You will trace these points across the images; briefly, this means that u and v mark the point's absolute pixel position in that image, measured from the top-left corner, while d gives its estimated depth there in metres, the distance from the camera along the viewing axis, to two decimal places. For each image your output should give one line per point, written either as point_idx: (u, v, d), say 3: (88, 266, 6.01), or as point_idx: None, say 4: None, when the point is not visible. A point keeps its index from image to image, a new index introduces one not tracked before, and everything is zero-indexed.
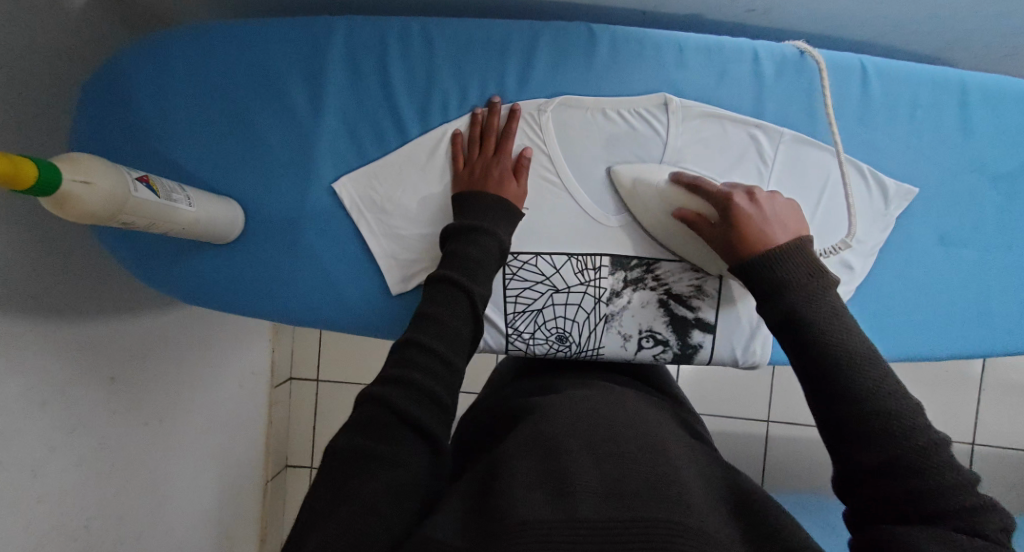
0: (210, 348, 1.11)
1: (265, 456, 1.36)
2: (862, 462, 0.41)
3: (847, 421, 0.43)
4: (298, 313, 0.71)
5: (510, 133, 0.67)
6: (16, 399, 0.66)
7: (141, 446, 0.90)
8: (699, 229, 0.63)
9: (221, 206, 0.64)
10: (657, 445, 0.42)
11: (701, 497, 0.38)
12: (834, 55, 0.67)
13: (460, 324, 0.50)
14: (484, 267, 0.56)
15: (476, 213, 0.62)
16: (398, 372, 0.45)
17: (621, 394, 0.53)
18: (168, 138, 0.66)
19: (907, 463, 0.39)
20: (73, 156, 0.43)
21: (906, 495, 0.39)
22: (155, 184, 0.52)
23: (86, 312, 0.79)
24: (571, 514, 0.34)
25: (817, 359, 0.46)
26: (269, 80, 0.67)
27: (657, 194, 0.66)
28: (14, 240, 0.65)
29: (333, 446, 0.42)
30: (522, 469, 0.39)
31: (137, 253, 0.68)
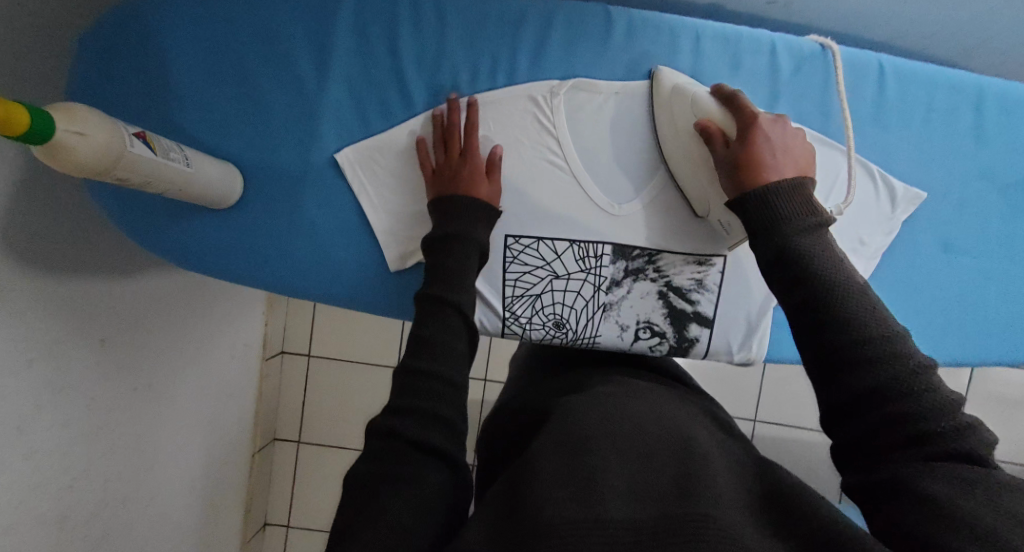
0: (203, 316, 1.10)
1: (254, 427, 1.36)
2: (850, 394, 0.41)
3: (836, 355, 0.43)
4: (295, 285, 0.70)
5: (473, 129, 0.66)
6: (6, 354, 0.66)
7: (128, 410, 0.90)
8: (711, 142, 0.58)
9: (218, 166, 0.62)
10: (684, 444, 0.43)
11: (730, 492, 0.39)
12: (853, 52, 0.65)
13: (455, 339, 0.50)
14: (465, 274, 0.56)
15: (451, 217, 0.61)
16: (402, 401, 0.46)
17: (647, 392, 0.54)
18: (168, 96, 0.65)
19: (895, 390, 0.40)
20: (67, 106, 0.42)
21: (895, 421, 0.39)
22: (152, 141, 0.50)
23: (77, 272, 0.77)
24: (598, 513, 0.35)
25: (804, 293, 0.46)
26: (275, 43, 0.66)
27: (691, 99, 0.61)
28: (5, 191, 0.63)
29: (353, 474, 0.44)
30: (549, 469, 0.40)
31: (131, 214, 0.67)
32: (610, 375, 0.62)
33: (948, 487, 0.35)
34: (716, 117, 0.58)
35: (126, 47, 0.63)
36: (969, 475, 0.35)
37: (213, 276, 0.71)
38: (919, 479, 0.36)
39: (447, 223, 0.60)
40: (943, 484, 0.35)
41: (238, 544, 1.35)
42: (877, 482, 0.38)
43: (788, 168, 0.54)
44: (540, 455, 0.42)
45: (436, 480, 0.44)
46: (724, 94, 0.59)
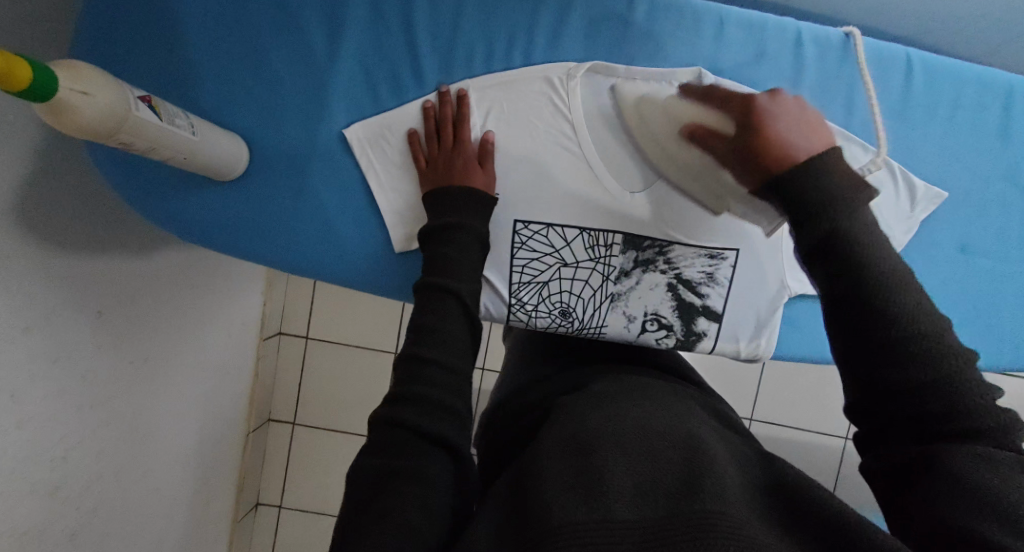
0: (202, 292, 1.09)
1: (249, 406, 1.35)
2: (887, 383, 0.38)
3: (872, 343, 0.39)
4: (298, 262, 0.69)
5: (465, 119, 0.65)
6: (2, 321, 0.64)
7: (124, 384, 0.89)
8: (715, 140, 0.58)
9: (226, 137, 0.61)
10: (691, 440, 0.41)
11: (740, 489, 0.38)
12: (879, 45, 0.64)
13: (454, 326, 0.50)
14: (463, 264, 0.55)
15: (449, 207, 0.60)
16: (404, 389, 0.46)
17: (652, 389, 0.53)
18: (173, 61, 0.63)
19: (938, 382, 0.37)
20: (71, 63, 0.40)
21: (930, 401, 0.37)
22: (158, 107, 0.49)
23: (74, 242, 0.76)
24: (604, 514, 0.34)
25: (847, 283, 0.41)
26: (286, 11, 0.64)
27: (669, 107, 0.63)
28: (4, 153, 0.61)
29: (356, 472, 0.43)
30: (554, 470, 0.39)
31: (134, 183, 0.65)
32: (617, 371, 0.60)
33: (987, 475, 0.34)
34: (704, 119, 0.59)
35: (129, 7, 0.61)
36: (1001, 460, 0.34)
37: (216, 250, 0.69)
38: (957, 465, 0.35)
39: (444, 213, 0.60)
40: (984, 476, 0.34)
41: (230, 522, 1.35)
42: (910, 470, 0.37)
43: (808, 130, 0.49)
44: (545, 457, 0.41)
45: (442, 471, 0.43)
46: (697, 95, 0.61)
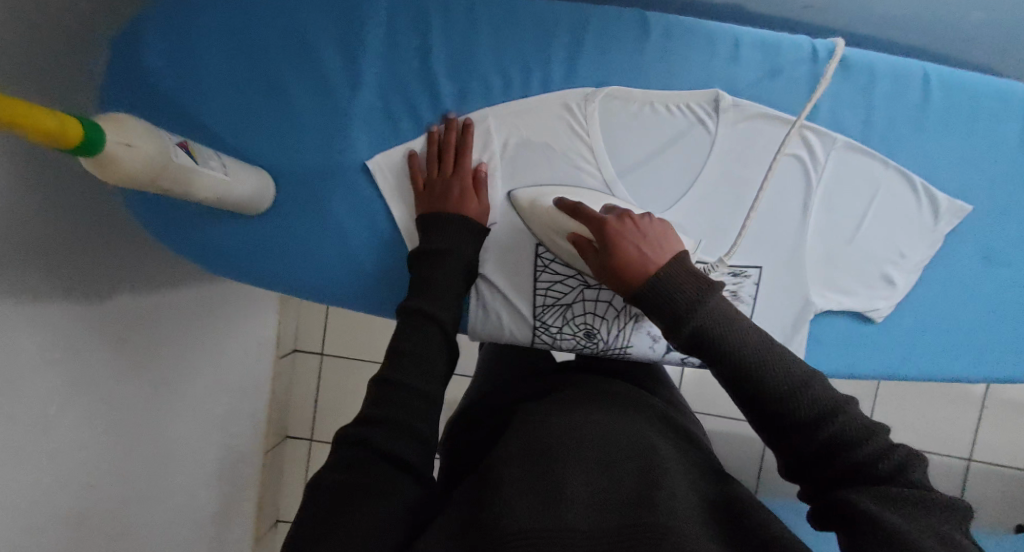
0: (217, 316, 1.11)
1: (267, 426, 1.36)
2: (803, 447, 0.42)
3: (783, 417, 0.43)
4: (320, 290, 0.70)
5: (465, 148, 0.66)
6: (30, 352, 0.66)
7: (146, 410, 0.90)
8: (585, 253, 0.60)
9: (254, 176, 0.63)
10: (648, 452, 0.44)
11: (689, 500, 0.41)
12: (896, 61, 0.64)
13: (433, 353, 0.52)
14: (449, 291, 0.58)
15: (437, 233, 0.63)
16: (376, 411, 0.47)
17: (616, 398, 0.55)
18: (201, 101, 0.64)
19: (842, 440, 0.41)
20: (116, 116, 0.41)
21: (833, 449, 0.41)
22: (194, 151, 0.50)
23: (99, 273, 0.77)
24: (553, 524, 0.38)
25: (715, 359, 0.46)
26: (306, 47, 0.65)
27: (549, 216, 0.64)
28: (28, 192, 0.63)
29: (318, 483, 0.43)
30: (513, 477, 0.42)
31: (163, 219, 0.66)
32: (581, 378, 0.63)
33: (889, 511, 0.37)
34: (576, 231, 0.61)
35: (151, 53, 0.63)
36: (900, 497, 0.38)
37: (243, 280, 0.71)
38: (872, 513, 0.37)
39: (433, 238, 0.62)
40: (896, 522, 0.36)
41: (252, 544, 1.35)
42: (840, 523, 0.39)
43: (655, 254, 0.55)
44: (508, 462, 0.44)
45: (401, 497, 0.44)
46: (567, 206, 0.62)
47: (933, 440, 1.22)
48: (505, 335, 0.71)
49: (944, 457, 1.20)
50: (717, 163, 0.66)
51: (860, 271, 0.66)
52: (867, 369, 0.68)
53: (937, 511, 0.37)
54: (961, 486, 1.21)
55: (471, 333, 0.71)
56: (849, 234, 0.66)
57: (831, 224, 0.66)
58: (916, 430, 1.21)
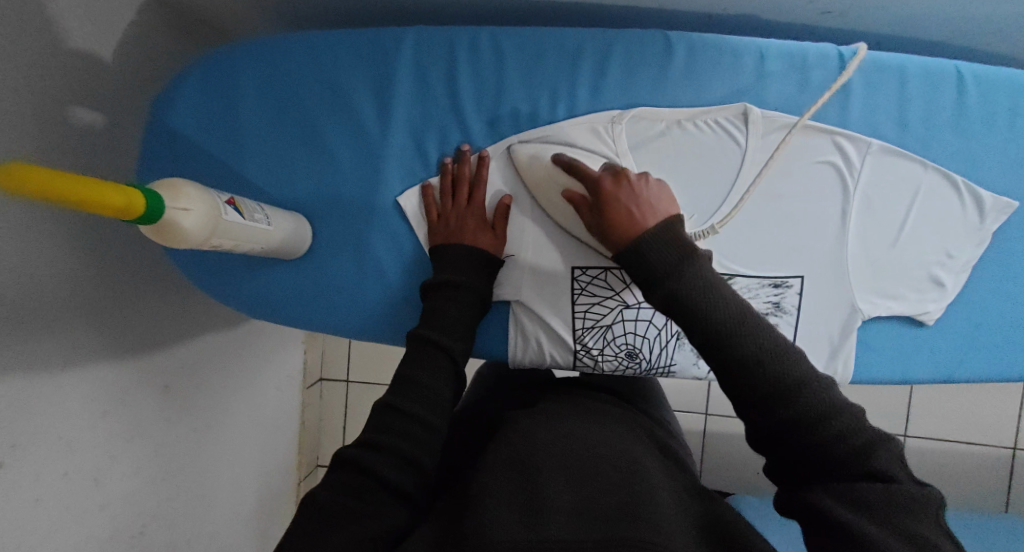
0: (251, 354, 1.13)
1: (299, 456, 1.36)
2: (769, 425, 0.43)
3: (752, 392, 0.44)
4: (356, 326, 0.71)
5: (482, 181, 0.67)
6: (79, 406, 0.72)
7: (189, 452, 0.93)
8: (580, 210, 0.61)
9: (292, 222, 0.64)
10: (635, 467, 0.48)
11: (674, 515, 0.45)
12: (928, 62, 0.63)
13: (440, 386, 0.55)
14: (460, 321, 0.60)
15: (449, 265, 0.63)
16: (378, 437, 0.50)
17: (599, 414, 0.58)
18: (235, 149, 0.67)
19: (810, 421, 0.42)
20: (173, 182, 0.43)
21: (814, 447, 0.42)
22: (241, 206, 0.52)
23: (136, 325, 0.81)
24: (542, 536, 0.41)
25: (702, 332, 0.46)
26: (339, 92, 0.67)
27: (547, 172, 0.64)
28: (60, 257, 0.67)
29: (314, 503, 0.47)
30: (499, 487, 0.46)
31: (205, 270, 0.69)
32: (569, 395, 0.65)
33: (857, 517, 0.39)
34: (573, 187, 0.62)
35: (189, 115, 0.67)
36: (872, 502, 0.39)
37: (280, 323, 0.72)
38: (841, 514, 0.39)
39: (446, 268, 0.63)
40: (865, 524, 0.39)
41: None
42: (811, 520, 0.41)
43: (646, 216, 0.55)
44: (493, 476, 0.47)
45: (392, 518, 0.48)
46: (564, 164, 0.62)
47: (986, 434, 1.17)
48: (545, 360, 0.71)
49: (995, 450, 1.17)
50: (750, 173, 0.65)
51: (906, 274, 0.65)
52: (924, 374, 0.67)
53: (904, 507, 0.39)
54: (1015, 481, 1.18)
55: (513, 363, 0.71)
56: (891, 238, 0.65)
57: (870, 229, 0.65)
58: (964, 423, 1.17)
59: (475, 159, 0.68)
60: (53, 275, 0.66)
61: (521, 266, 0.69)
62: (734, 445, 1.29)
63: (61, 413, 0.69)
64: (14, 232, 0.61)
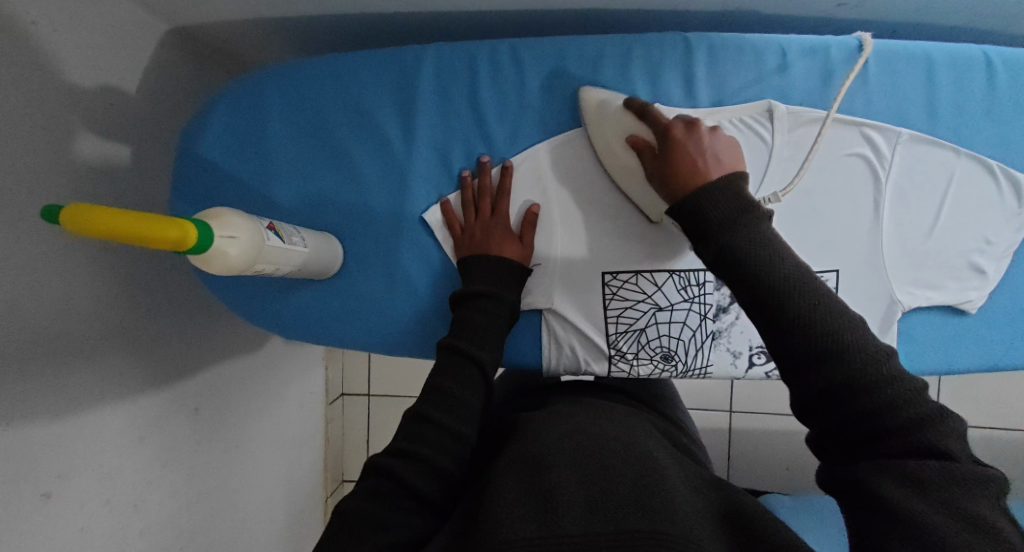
0: (274, 373, 1.14)
1: (325, 472, 1.37)
2: (810, 390, 0.42)
3: (795, 352, 0.43)
4: (385, 340, 0.71)
5: (505, 192, 0.67)
6: (118, 433, 0.73)
7: (220, 474, 0.94)
8: (643, 157, 0.60)
9: (322, 242, 0.64)
10: (647, 460, 0.47)
11: (685, 502, 0.45)
12: (954, 48, 0.63)
13: (468, 395, 0.55)
14: (491, 331, 0.60)
15: (477, 276, 0.64)
16: (408, 445, 0.52)
17: (615, 412, 0.58)
18: (264, 174, 0.69)
19: (856, 386, 0.40)
20: (218, 212, 0.44)
21: (864, 415, 0.39)
22: (280, 230, 0.53)
23: (167, 350, 0.82)
24: (555, 531, 0.41)
25: (754, 286, 0.45)
26: (364, 113, 0.68)
27: (615, 117, 0.63)
28: (94, 284, 0.68)
29: (344, 511, 0.47)
30: (509, 487, 0.45)
31: (235, 292, 0.70)
32: (582, 398, 0.65)
33: (907, 495, 0.37)
34: (640, 133, 0.61)
35: (219, 146, 0.68)
36: (926, 479, 0.37)
37: (314, 342, 0.73)
38: (887, 491, 0.37)
39: (472, 279, 0.63)
40: (914, 502, 0.36)
41: None
42: (856, 499, 0.39)
43: (710, 168, 0.53)
44: (501, 475, 0.47)
45: (417, 526, 0.48)
46: (636, 109, 0.61)
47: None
48: (581, 367, 0.71)
49: None
50: (778, 168, 0.64)
51: (946, 263, 0.64)
52: (969, 363, 0.66)
53: (962, 486, 0.36)
54: None
55: (548, 372, 0.71)
56: (927, 226, 0.64)
57: (904, 219, 0.64)
58: (1001, 411, 1.15)
59: (498, 170, 0.68)
60: (87, 304, 0.67)
61: (550, 274, 0.69)
62: (761, 442, 1.27)
63: (101, 440, 0.70)
64: (51, 270, 0.62)
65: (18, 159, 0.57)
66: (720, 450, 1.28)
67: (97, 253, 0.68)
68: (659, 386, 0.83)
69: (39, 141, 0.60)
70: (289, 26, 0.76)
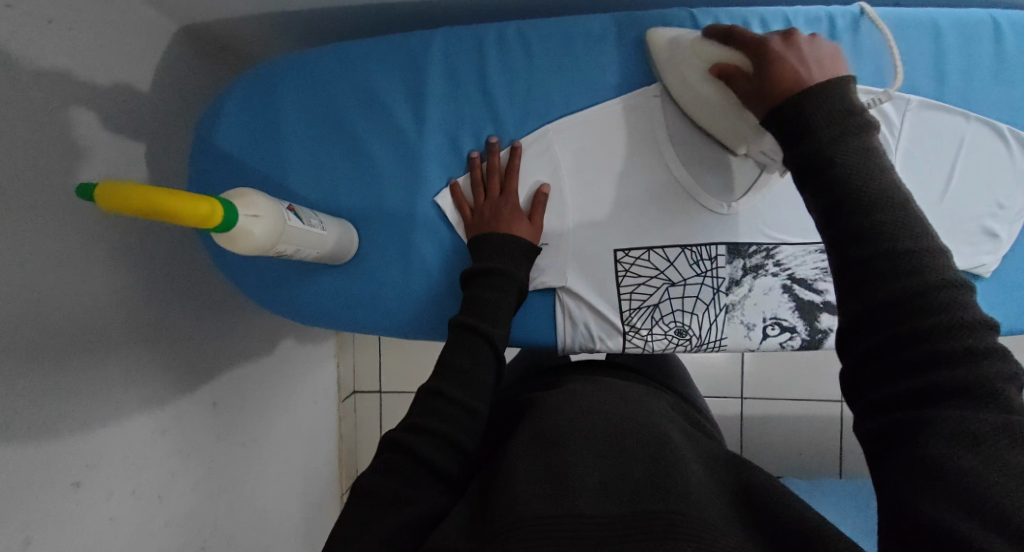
0: (289, 367, 1.15)
1: (339, 467, 1.38)
2: (867, 303, 0.38)
3: (858, 263, 0.40)
4: (400, 323, 0.72)
5: (513, 171, 0.67)
6: (142, 424, 0.74)
7: (240, 467, 0.95)
8: (733, 82, 0.54)
9: (338, 227, 0.65)
10: (660, 441, 0.48)
11: (701, 486, 0.45)
12: (960, 13, 0.63)
13: (480, 370, 0.56)
14: (500, 308, 0.61)
15: (489, 254, 0.64)
16: (422, 421, 0.52)
17: (629, 391, 0.59)
18: (278, 162, 0.70)
19: (921, 305, 0.37)
20: (240, 193, 0.47)
21: (920, 338, 0.36)
22: (300, 212, 0.55)
23: (187, 342, 0.83)
24: (572, 510, 0.41)
25: (839, 199, 0.41)
26: (376, 98, 0.69)
27: (687, 48, 0.60)
28: (115, 276, 0.69)
29: (365, 484, 0.48)
30: (524, 466, 0.46)
31: (251, 281, 0.71)
32: (592, 376, 0.66)
33: (956, 441, 0.33)
34: (728, 59, 0.56)
35: (233, 136, 0.70)
36: (979, 426, 0.33)
37: (329, 328, 0.74)
38: (926, 435, 0.34)
39: (483, 258, 0.64)
40: (955, 448, 0.33)
41: None
42: (894, 436, 0.36)
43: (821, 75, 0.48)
44: (518, 455, 0.48)
45: (433, 499, 0.48)
46: (720, 33, 0.56)
47: None
48: (596, 344, 0.71)
49: None
50: None
51: (958, 228, 0.65)
52: None
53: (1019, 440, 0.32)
54: None
55: (563, 350, 0.72)
56: (939, 194, 0.65)
57: (915, 187, 0.65)
58: None
59: (506, 151, 0.69)
60: (108, 295, 0.68)
61: (562, 252, 0.69)
62: (773, 428, 1.27)
63: (127, 431, 0.71)
64: (73, 263, 0.63)
65: (38, 154, 0.58)
66: (732, 437, 1.29)
67: (115, 245, 0.69)
68: (671, 365, 0.84)
69: (59, 133, 0.61)
70: (298, 19, 0.77)
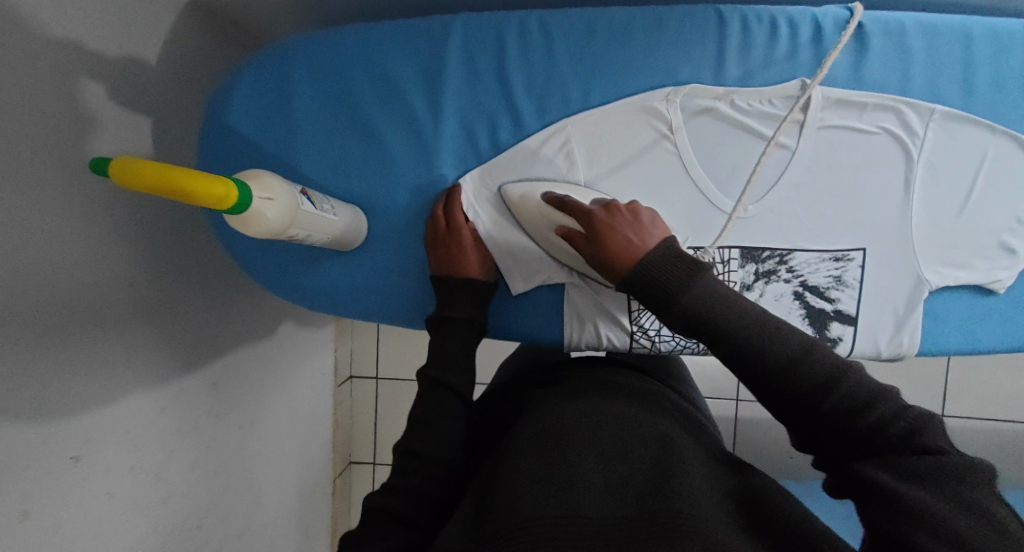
0: (287, 350, 1.14)
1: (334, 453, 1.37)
2: (791, 407, 0.45)
3: (763, 380, 0.46)
4: (407, 313, 0.71)
5: (456, 207, 0.67)
6: (142, 402, 0.74)
7: (237, 448, 0.95)
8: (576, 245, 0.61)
9: (349, 213, 0.65)
10: (660, 441, 0.48)
11: (703, 488, 0.44)
12: (993, 22, 0.63)
13: (446, 421, 0.55)
14: (461, 354, 0.60)
15: (450, 298, 0.63)
16: (395, 482, 0.52)
17: (629, 390, 0.58)
18: (287, 144, 0.68)
19: (817, 389, 0.44)
20: (258, 174, 0.47)
21: (841, 421, 0.43)
22: (312, 197, 0.55)
23: (188, 321, 0.82)
24: (575, 511, 0.41)
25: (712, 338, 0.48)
26: (393, 85, 0.68)
27: (541, 214, 0.66)
28: (117, 252, 0.68)
29: None
30: (527, 464, 0.45)
31: (260, 265, 0.71)
32: (594, 373, 0.66)
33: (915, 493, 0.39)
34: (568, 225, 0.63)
35: (245, 118, 0.68)
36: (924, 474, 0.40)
37: (334, 314, 0.73)
38: (870, 470, 0.42)
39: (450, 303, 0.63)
40: (902, 481, 0.40)
41: None
42: (864, 496, 0.42)
43: (647, 239, 0.56)
44: (520, 454, 0.47)
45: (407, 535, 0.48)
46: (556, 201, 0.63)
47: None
48: (602, 343, 0.71)
49: None
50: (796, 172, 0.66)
51: (973, 243, 0.66)
52: (987, 342, 0.68)
53: (954, 478, 0.39)
54: None
55: (568, 348, 0.71)
56: (955, 208, 0.66)
57: (933, 200, 0.66)
58: (1007, 400, 1.16)
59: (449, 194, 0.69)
60: (110, 271, 0.67)
61: None
62: (769, 431, 1.28)
63: (127, 407, 0.71)
64: (76, 237, 0.62)
65: (44, 128, 0.57)
66: (727, 438, 1.29)
67: (119, 221, 0.68)
68: (672, 362, 0.84)
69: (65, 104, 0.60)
70: None
